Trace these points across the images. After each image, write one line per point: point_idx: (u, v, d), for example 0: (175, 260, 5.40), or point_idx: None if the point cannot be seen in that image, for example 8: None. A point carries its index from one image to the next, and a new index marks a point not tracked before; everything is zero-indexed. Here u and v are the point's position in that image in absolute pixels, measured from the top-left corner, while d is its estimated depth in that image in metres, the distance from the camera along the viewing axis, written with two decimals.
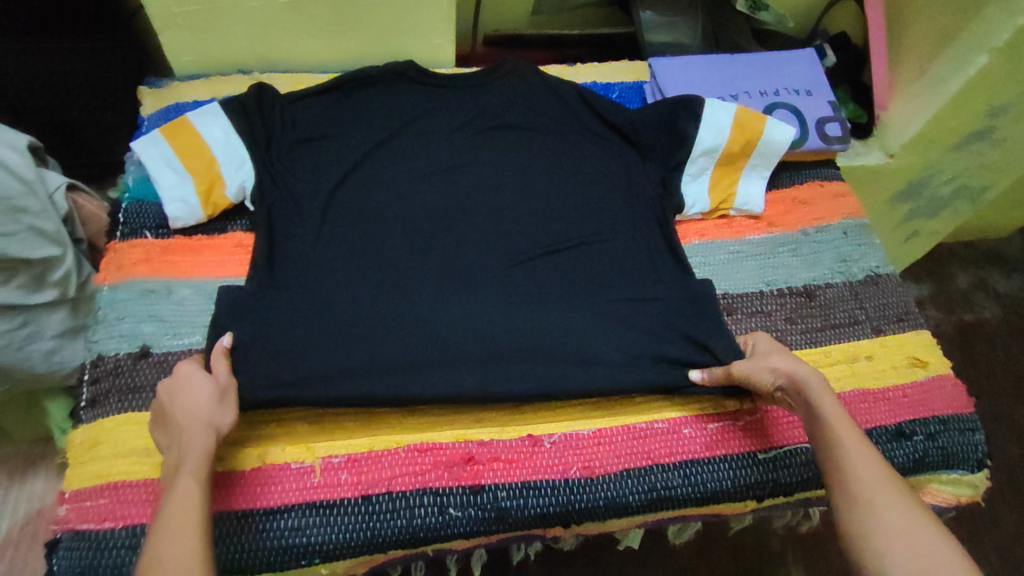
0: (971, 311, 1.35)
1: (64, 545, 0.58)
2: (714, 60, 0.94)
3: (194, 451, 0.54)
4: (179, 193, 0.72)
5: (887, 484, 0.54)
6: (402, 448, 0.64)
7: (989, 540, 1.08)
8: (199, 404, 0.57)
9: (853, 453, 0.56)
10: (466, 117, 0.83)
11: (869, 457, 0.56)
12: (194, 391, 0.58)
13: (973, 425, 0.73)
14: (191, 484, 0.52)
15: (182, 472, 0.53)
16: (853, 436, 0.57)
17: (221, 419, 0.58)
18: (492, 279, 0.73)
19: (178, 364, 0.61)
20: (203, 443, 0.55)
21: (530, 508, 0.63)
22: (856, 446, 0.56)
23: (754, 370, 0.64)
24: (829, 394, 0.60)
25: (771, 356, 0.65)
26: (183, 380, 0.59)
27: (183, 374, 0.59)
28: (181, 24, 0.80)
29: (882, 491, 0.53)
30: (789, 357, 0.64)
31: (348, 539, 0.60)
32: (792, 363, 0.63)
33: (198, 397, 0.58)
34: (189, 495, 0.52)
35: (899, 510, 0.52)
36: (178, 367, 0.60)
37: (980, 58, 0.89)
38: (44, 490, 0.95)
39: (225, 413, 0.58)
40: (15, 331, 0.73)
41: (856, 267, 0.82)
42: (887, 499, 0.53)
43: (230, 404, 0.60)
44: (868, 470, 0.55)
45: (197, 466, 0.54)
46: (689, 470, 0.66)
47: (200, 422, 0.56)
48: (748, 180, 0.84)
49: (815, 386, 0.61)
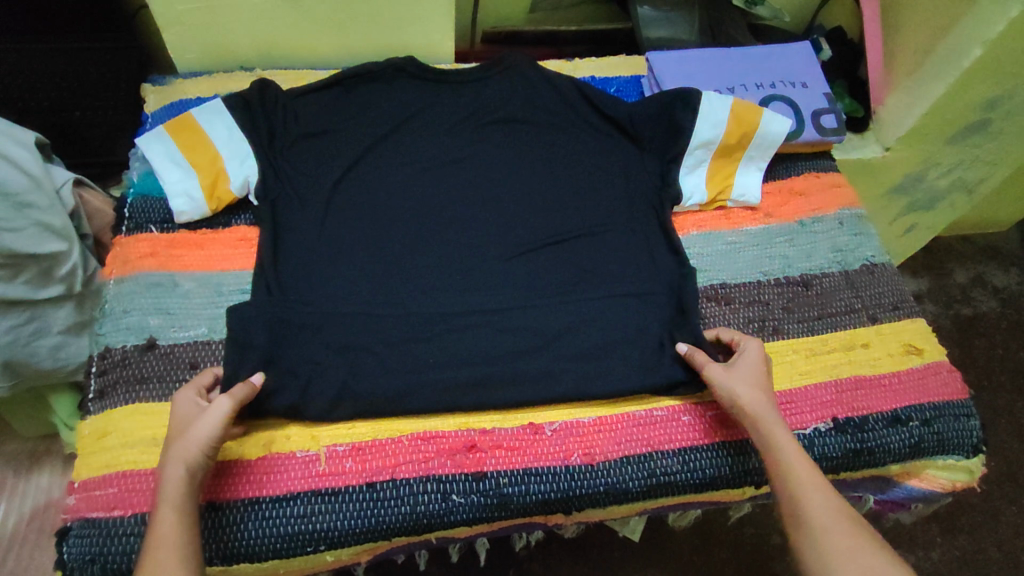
0: (969, 305, 1.36)
1: (75, 533, 0.59)
2: (711, 54, 0.95)
3: (173, 482, 0.53)
4: (183, 188, 0.73)
5: (840, 516, 0.55)
6: (406, 436, 0.65)
7: (987, 532, 1.09)
8: (180, 435, 0.56)
9: (806, 485, 0.57)
10: (466, 112, 0.84)
11: (820, 489, 0.57)
12: (181, 426, 0.57)
13: (968, 412, 0.73)
14: (170, 519, 0.52)
15: (163, 505, 0.52)
16: (804, 469, 0.58)
17: (195, 442, 0.55)
18: (494, 270, 0.74)
19: (184, 393, 0.60)
20: (177, 471, 0.54)
21: (532, 493, 0.64)
22: (808, 478, 0.57)
23: (717, 382, 0.64)
24: (780, 426, 0.61)
25: (736, 385, 0.63)
26: (176, 414, 0.59)
27: (178, 410, 0.59)
28: (185, 21, 0.82)
29: (835, 522, 0.54)
30: (756, 388, 0.63)
31: (353, 526, 0.61)
32: (754, 395, 0.62)
33: (181, 430, 0.57)
34: (169, 529, 0.51)
35: (854, 542, 0.53)
36: (181, 400, 0.59)
37: (974, 50, 0.90)
38: (51, 484, 0.96)
39: (201, 432, 0.56)
40: (21, 326, 0.74)
41: (852, 257, 0.83)
42: (842, 531, 0.54)
43: (217, 419, 0.57)
44: (821, 503, 0.55)
45: (175, 496, 0.53)
46: (688, 457, 0.67)
47: (175, 452, 0.54)
48: (745, 171, 0.85)
49: (769, 420, 0.61)
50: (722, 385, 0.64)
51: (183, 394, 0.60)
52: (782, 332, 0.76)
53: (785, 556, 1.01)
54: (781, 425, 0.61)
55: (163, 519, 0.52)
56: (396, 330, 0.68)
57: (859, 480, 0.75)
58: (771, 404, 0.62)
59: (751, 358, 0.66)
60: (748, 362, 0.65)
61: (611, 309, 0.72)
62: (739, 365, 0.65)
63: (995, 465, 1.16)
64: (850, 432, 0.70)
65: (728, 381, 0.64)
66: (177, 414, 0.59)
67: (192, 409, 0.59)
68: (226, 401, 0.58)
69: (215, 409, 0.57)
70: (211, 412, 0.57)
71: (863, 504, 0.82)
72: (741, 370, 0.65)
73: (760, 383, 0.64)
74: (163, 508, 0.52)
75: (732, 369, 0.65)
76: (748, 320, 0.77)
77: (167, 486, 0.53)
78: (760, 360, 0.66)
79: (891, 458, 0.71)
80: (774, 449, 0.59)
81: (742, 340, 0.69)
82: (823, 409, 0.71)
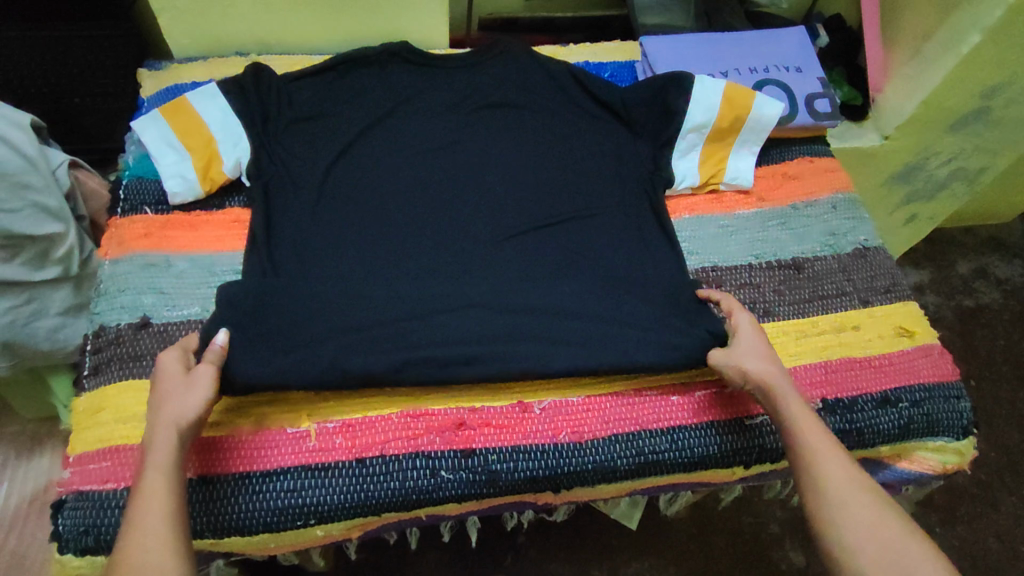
0: (971, 296, 1.36)
1: (69, 505, 0.60)
2: (704, 39, 0.95)
3: (162, 446, 0.54)
4: (178, 170, 0.74)
5: (857, 485, 0.55)
6: (395, 414, 0.65)
7: (987, 524, 1.09)
8: (166, 401, 0.56)
9: (821, 453, 0.57)
10: (460, 97, 0.85)
11: (836, 457, 0.57)
12: (164, 389, 0.58)
13: (959, 393, 0.73)
14: (157, 479, 0.52)
15: (149, 468, 0.53)
16: (821, 438, 0.58)
17: (187, 406, 0.56)
18: (486, 253, 0.74)
19: (167, 355, 0.60)
20: (167, 436, 0.54)
21: (519, 471, 0.65)
22: (822, 449, 0.57)
23: (726, 365, 0.65)
24: (791, 393, 0.61)
25: (743, 360, 0.64)
26: (159, 375, 0.59)
27: (161, 371, 0.59)
28: (182, 7, 0.83)
29: (852, 493, 0.54)
30: (763, 358, 0.64)
31: (342, 501, 0.62)
32: (764, 364, 0.63)
33: (167, 391, 0.57)
34: (157, 489, 0.52)
35: (872, 511, 0.53)
36: (160, 361, 0.60)
37: (972, 37, 0.90)
38: (51, 465, 0.97)
39: (193, 397, 0.57)
40: (20, 307, 0.76)
41: (845, 240, 0.83)
42: (858, 502, 0.54)
43: (205, 386, 0.58)
44: (838, 472, 0.56)
45: (163, 459, 0.53)
46: (675, 435, 0.68)
47: (166, 415, 0.55)
48: (737, 155, 0.85)
49: (781, 387, 0.61)
50: (732, 365, 0.64)
51: (163, 356, 0.60)
52: (773, 314, 0.76)
53: (782, 544, 1.01)
54: (797, 395, 0.61)
55: (150, 482, 0.52)
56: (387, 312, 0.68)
57: None
58: (784, 371, 0.63)
59: (748, 330, 0.66)
60: (753, 336, 0.66)
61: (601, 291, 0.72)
62: (739, 338, 0.66)
63: (995, 455, 1.15)
64: (839, 413, 0.70)
65: (734, 359, 0.64)
66: (158, 375, 0.59)
67: (176, 369, 0.59)
68: (209, 368, 0.59)
69: (201, 377, 0.58)
70: (197, 378, 0.58)
71: None
72: (746, 345, 0.65)
73: (765, 353, 0.64)
74: (149, 471, 0.53)
75: (736, 348, 0.65)
76: (738, 303, 0.77)
77: (154, 450, 0.54)
78: (757, 331, 0.67)
79: (880, 440, 0.71)
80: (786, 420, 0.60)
81: (737, 315, 0.68)
82: (812, 390, 0.71)
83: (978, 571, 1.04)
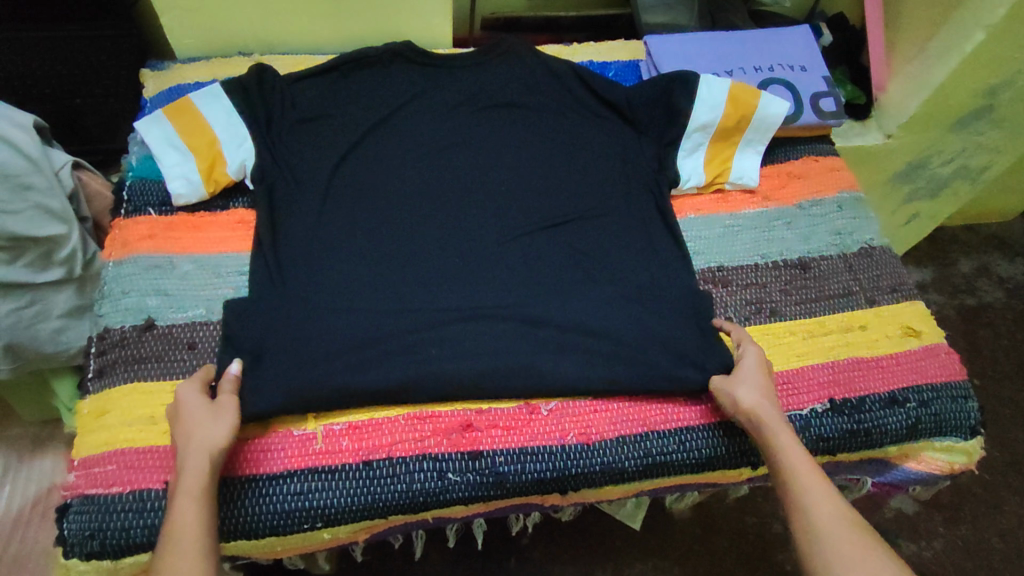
0: (974, 295, 1.35)
1: (74, 509, 0.59)
2: (708, 38, 0.95)
3: (192, 471, 0.54)
4: (182, 171, 0.74)
5: (846, 524, 0.54)
6: (402, 416, 0.65)
7: (991, 523, 1.08)
8: (191, 430, 0.57)
9: (811, 491, 0.57)
10: (464, 96, 0.85)
11: (827, 495, 0.56)
12: (188, 417, 0.58)
13: (966, 393, 0.73)
14: (190, 506, 0.52)
15: (179, 495, 0.53)
16: (811, 475, 0.57)
17: (217, 433, 0.57)
18: (490, 253, 0.74)
19: (185, 386, 0.61)
20: (199, 460, 0.55)
21: (527, 472, 0.64)
22: (812, 480, 0.57)
23: (722, 391, 0.65)
24: (784, 425, 0.61)
25: (738, 390, 0.64)
26: (180, 405, 0.59)
27: (182, 400, 0.59)
28: (184, 6, 0.82)
29: (842, 530, 0.54)
30: (760, 389, 0.64)
31: (349, 504, 0.61)
32: (758, 396, 0.63)
33: (193, 418, 0.58)
34: (189, 516, 0.52)
35: (861, 551, 0.53)
36: (181, 392, 0.60)
37: (976, 35, 0.89)
38: (54, 468, 0.97)
39: (222, 424, 0.58)
40: (22, 309, 0.75)
41: (851, 240, 0.83)
42: (848, 537, 0.53)
43: (229, 414, 0.59)
44: (828, 510, 0.55)
45: (195, 485, 0.54)
46: (683, 437, 0.67)
47: (198, 443, 0.56)
48: (743, 154, 0.85)
49: (773, 418, 0.62)
50: (728, 392, 0.65)
51: (184, 384, 0.61)
52: (780, 314, 0.76)
53: (786, 543, 1.01)
54: (787, 429, 0.61)
55: (180, 509, 0.52)
56: (392, 313, 0.68)
57: (856, 462, 0.75)
58: (776, 406, 0.63)
59: (752, 360, 0.67)
60: (753, 365, 0.66)
61: (607, 291, 0.72)
62: (741, 366, 0.66)
63: (999, 455, 1.15)
64: (847, 413, 0.70)
65: (731, 386, 0.65)
66: (179, 406, 0.59)
67: (198, 397, 0.60)
68: (230, 400, 0.60)
69: (223, 410, 0.59)
70: (219, 410, 0.59)
71: (861, 488, 0.82)
72: (745, 375, 0.65)
73: (762, 384, 0.65)
74: (181, 497, 0.53)
75: (735, 374, 0.66)
76: (745, 303, 0.77)
77: (186, 475, 0.54)
78: (761, 364, 0.67)
79: (888, 440, 0.71)
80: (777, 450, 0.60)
81: (743, 343, 0.69)
82: (820, 390, 0.71)
83: (982, 570, 1.04)
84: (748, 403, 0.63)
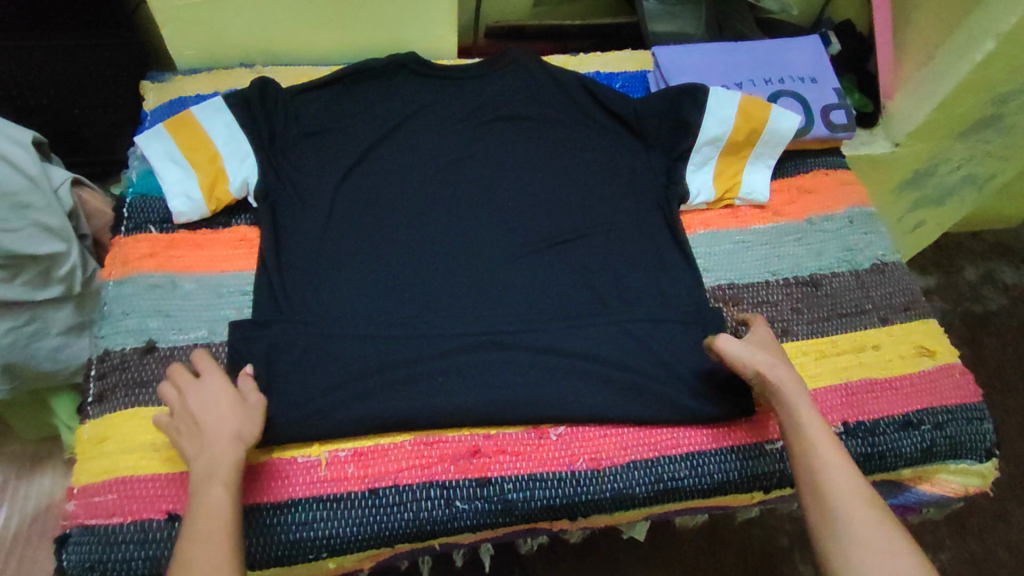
0: (979, 303, 1.34)
1: (74, 540, 0.58)
2: (718, 49, 0.94)
3: (220, 462, 0.54)
4: (183, 188, 0.72)
5: (858, 493, 0.55)
6: (408, 441, 0.64)
7: (998, 535, 1.07)
8: (218, 419, 0.57)
9: (828, 462, 0.57)
10: (468, 108, 0.83)
11: (856, 497, 0.55)
12: (215, 405, 0.58)
13: (981, 415, 0.72)
14: (218, 498, 0.52)
15: (206, 482, 0.53)
16: (837, 465, 0.57)
17: (244, 428, 0.57)
18: (495, 271, 0.73)
19: (208, 373, 0.60)
20: (226, 450, 0.55)
21: (537, 500, 0.63)
22: (828, 451, 0.58)
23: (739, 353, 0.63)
24: (803, 395, 0.61)
25: (757, 354, 0.64)
26: (204, 391, 0.58)
27: (207, 387, 0.59)
28: (185, 18, 0.80)
29: (853, 499, 0.55)
30: (775, 358, 0.64)
31: (355, 533, 0.60)
32: (776, 363, 0.63)
33: (219, 409, 0.57)
34: (218, 507, 0.52)
35: (874, 528, 0.53)
36: (209, 378, 0.60)
37: (987, 44, 0.88)
38: (52, 486, 0.96)
39: (248, 423, 0.58)
40: (20, 328, 0.74)
41: (862, 256, 0.82)
42: (859, 507, 0.54)
43: (256, 415, 0.59)
44: (841, 480, 0.56)
45: (222, 475, 0.54)
46: (694, 461, 0.66)
47: (226, 435, 0.56)
48: (753, 168, 0.83)
49: (792, 388, 0.62)
50: (745, 353, 0.63)
51: (206, 372, 0.60)
52: (791, 333, 0.75)
53: (792, 558, 1.00)
54: (822, 424, 0.59)
55: (206, 498, 0.52)
56: (397, 335, 0.67)
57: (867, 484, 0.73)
58: (794, 374, 0.63)
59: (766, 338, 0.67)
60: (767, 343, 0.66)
61: (616, 311, 0.71)
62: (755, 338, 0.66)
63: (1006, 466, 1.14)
64: (861, 436, 0.69)
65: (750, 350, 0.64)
66: (204, 392, 0.58)
67: (225, 390, 0.59)
68: (257, 399, 0.60)
69: (251, 408, 0.59)
70: (247, 408, 0.59)
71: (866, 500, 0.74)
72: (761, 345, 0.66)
73: (781, 357, 0.64)
74: (208, 485, 0.53)
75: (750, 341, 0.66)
76: None
77: (212, 463, 0.54)
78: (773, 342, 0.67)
79: (902, 463, 0.70)
80: (794, 420, 0.60)
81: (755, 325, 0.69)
82: (833, 412, 0.70)
83: None
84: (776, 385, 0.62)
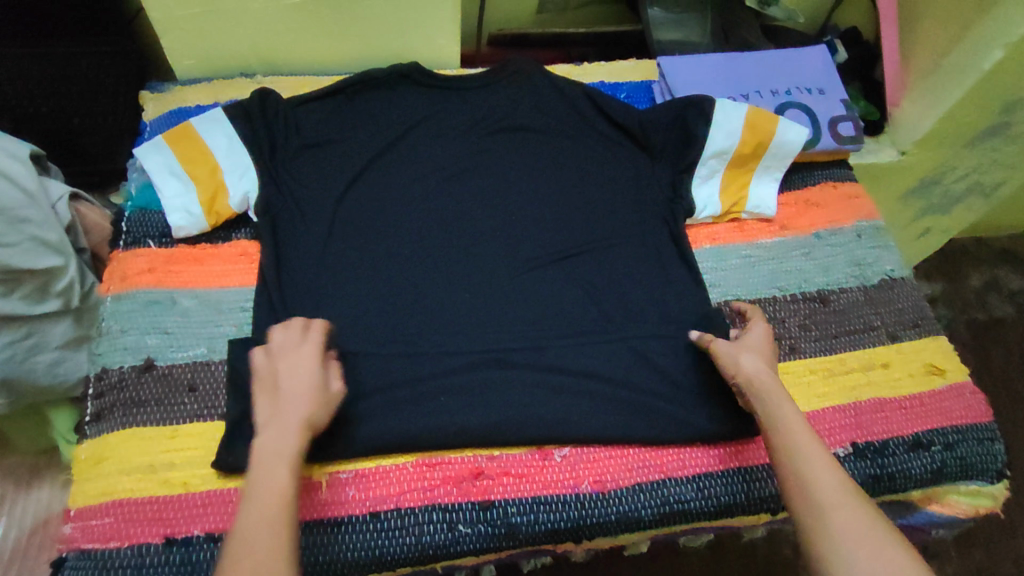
0: (985, 311, 1.33)
1: (71, 564, 0.57)
2: (724, 59, 0.93)
3: (290, 441, 0.53)
4: (182, 202, 0.71)
5: (846, 495, 0.53)
6: (410, 463, 0.63)
7: (1006, 548, 1.06)
8: (298, 399, 0.55)
9: (812, 462, 0.55)
10: (470, 119, 0.82)
11: (843, 497, 0.52)
12: (299, 382, 0.56)
13: (992, 435, 0.71)
14: (282, 477, 0.51)
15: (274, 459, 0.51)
16: (823, 466, 0.54)
17: (318, 413, 0.56)
18: (497, 286, 0.72)
19: (302, 345, 0.58)
20: (296, 432, 0.53)
21: (541, 523, 0.62)
22: (811, 452, 0.55)
23: (725, 353, 0.64)
24: (785, 397, 0.60)
25: (742, 358, 0.63)
26: (290, 365, 0.57)
27: (293, 361, 0.57)
28: (185, 28, 0.79)
29: (841, 501, 0.52)
30: (762, 360, 0.63)
31: (355, 559, 0.59)
32: (760, 366, 0.62)
33: (303, 388, 0.56)
34: (282, 487, 0.50)
35: (866, 529, 0.50)
36: (302, 349, 0.58)
37: (995, 53, 0.87)
38: (50, 499, 0.95)
39: (324, 410, 0.56)
40: (18, 343, 0.73)
41: (871, 271, 0.81)
42: (847, 508, 0.52)
43: (332, 404, 0.57)
44: (827, 481, 0.53)
45: (289, 455, 0.52)
46: (700, 484, 0.65)
47: (299, 418, 0.54)
48: (760, 181, 0.82)
49: (774, 390, 0.60)
50: (731, 356, 0.64)
51: (303, 342, 0.59)
52: (798, 351, 0.74)
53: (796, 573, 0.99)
54: (805, 426, 0.57)
55: (263, 475, 0.50)
56: (398, 352, 0.66)
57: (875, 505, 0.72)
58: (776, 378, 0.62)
59: (759, 338, 0.66)
60: (759, 342, 0.65)
61: (620, 328, 0.70)
62: (747, 339, 0.65)
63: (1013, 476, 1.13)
64: (870, 458, 0.68)
65: (736, 353, 0.64)
66: (288, 365, 0.57)
67: (315, 369, 0.57)
68: (337, 389, 0.59)
69: (331, 396, 0.58)
70: (329, 395, 0.57)
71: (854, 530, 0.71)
72: (749, 346, 0.65)
73: (768, 360, 0.64)
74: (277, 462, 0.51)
75: (741, 342, 0.65)
76: None
77: (280, 442, 0.53)
78: (766, 342, 0.66)
79: (912, 485, 0.69)
80: (776, 421, 0.58)
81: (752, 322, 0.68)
82: (841, 433, 0.69)
83: None
84: (760, 388, 0.61)
